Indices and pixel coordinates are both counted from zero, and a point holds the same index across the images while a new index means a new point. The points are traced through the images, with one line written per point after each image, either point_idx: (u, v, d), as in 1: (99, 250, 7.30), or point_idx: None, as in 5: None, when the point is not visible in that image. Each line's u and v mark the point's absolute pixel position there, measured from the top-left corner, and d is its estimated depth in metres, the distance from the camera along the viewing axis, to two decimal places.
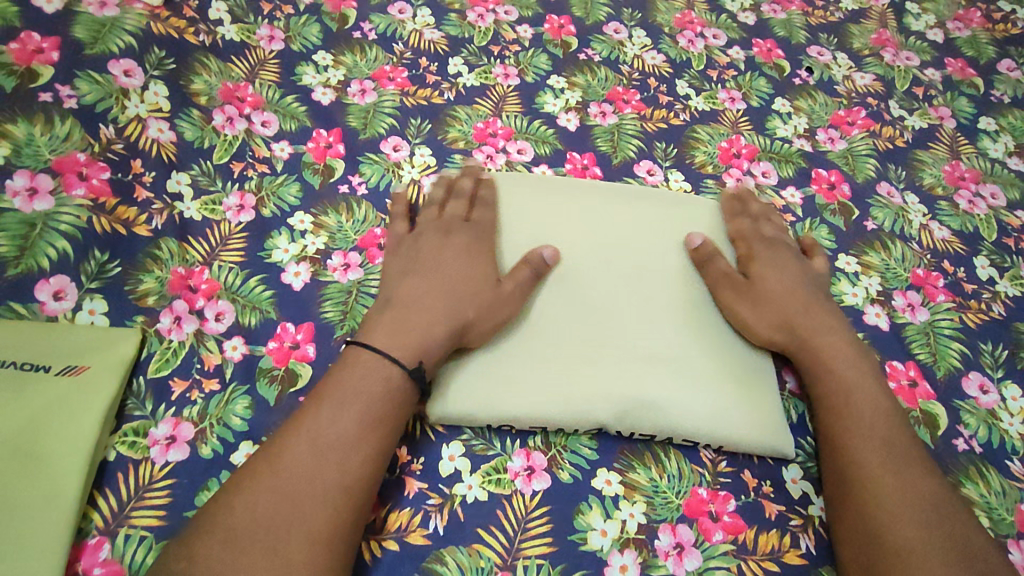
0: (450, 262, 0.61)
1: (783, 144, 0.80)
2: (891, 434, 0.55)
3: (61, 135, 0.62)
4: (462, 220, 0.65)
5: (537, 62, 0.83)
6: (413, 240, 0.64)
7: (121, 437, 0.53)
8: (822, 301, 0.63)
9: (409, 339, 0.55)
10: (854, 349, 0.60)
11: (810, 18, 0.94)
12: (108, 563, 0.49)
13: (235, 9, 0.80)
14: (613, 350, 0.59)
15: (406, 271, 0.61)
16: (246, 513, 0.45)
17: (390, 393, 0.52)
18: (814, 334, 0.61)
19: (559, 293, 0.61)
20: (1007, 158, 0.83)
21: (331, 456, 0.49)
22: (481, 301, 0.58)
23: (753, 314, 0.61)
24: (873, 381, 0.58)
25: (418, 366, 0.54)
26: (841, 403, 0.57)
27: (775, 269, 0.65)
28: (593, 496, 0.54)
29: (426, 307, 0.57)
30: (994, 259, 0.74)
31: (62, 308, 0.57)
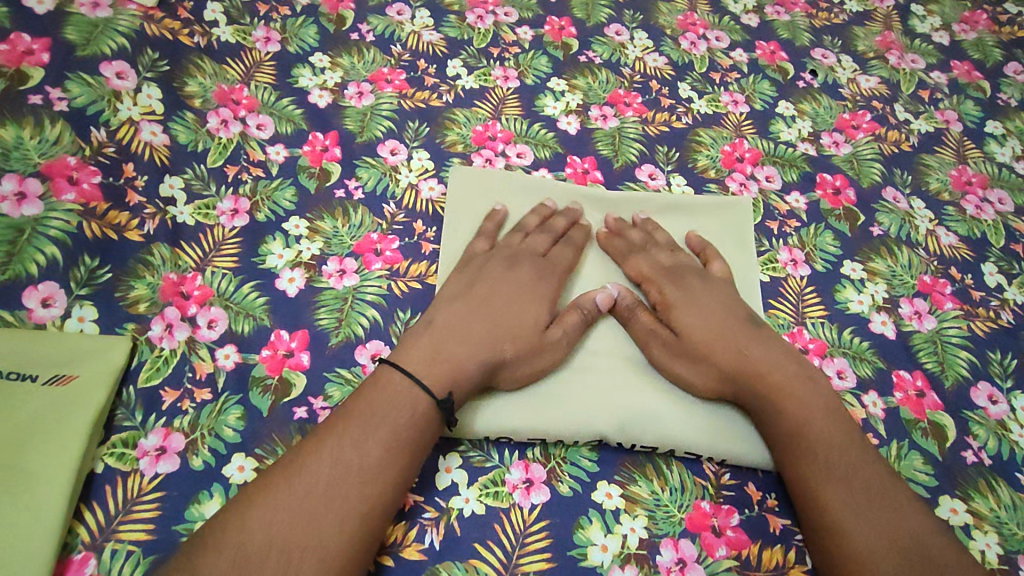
0: (506, 292, 0.58)
1: (787, 148, 0.79)
2: (848, 468, 0.52)
3: (51, 138, 0.61)
4: (538, 255, 0.62)
5: (537, 64, 0.82)
6: (480, 263, 0.61)
7: (109, 449, 0.52)
8: (753, 340, 0.58)
9: (442, 368, 0.52)
10: (804, 383, 0.56)
11: (814, 20, 0.93)
12: None
13: (230, 10, 0.78)
14: (617, 364, 0.58)
15: (458, 295, 0.58)
16: (260, 531, 0.44)
17: (417, 419, 0.50)
18: (759, 378, 0.56)
19: (606, 327, 0.60)
20: (1015, 163, 0.82)
21: (354, 480, 0.47)
22: (524, 345, 0.55)
23: (696, 375, 0.56)
24: (822, 415, 0.55)
25: (447, 398, 0.52)
26: (797, 443, 0.54)
27: (696, 312, 0.59)
28: (593, 510, 0.53)
29: (467, 337, 0.54)
30: (1002, 266, 0.72)
31: (50, 316, 0.56)
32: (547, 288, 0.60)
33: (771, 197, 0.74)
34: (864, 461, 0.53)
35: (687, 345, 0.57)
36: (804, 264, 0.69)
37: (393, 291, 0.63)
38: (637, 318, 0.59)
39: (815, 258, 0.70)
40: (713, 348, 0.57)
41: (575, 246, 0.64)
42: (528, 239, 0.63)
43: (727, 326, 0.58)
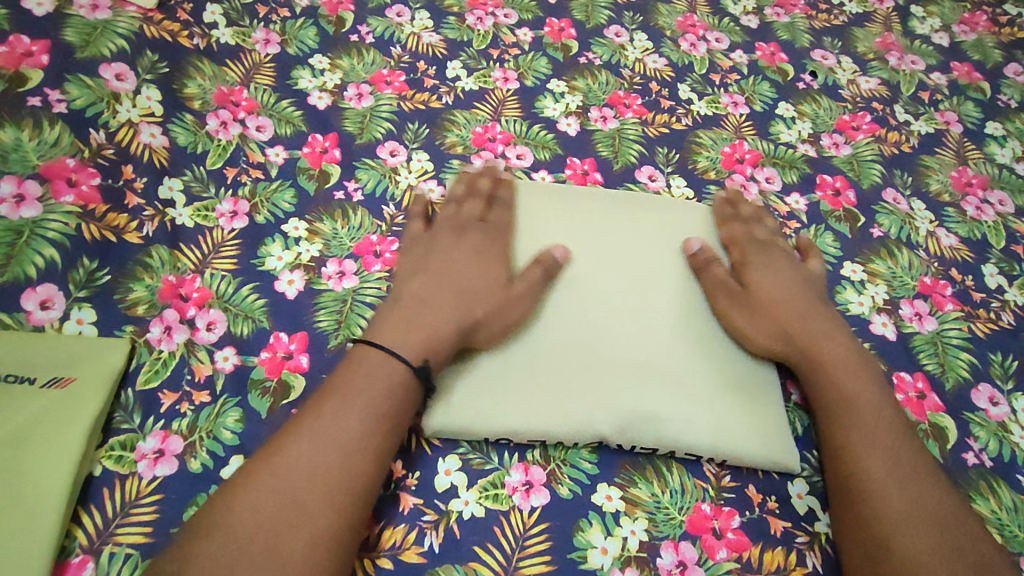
0: (462, 260, 0.61)
1: (787, 149, 0.79)
2: (890, 439, 0.54)
3: (50, 140, 0.61)
4: (477, 221, 0.64)
5: (537, 66, 0.82)
6: (429, 239, 0.64)
7: (107, 451, 0.51)
8: (823, 312, 0.61)
9: (415, 338, 0.54)
10: (855, 358, 0.58)
11: (814, 22, 0.93)
12: None
13: (230, 12, 0.78)
14: (606, 358, 0.57)
15: (415, 271, 0.60)
16: (247, 510, 0.45)
17: (393, 389, 0.52)
18: (812, 341, 0.59)
19: (581, 313, 0.60)
20: (1015, 164, 0.81)
21: (336, 453, 0.48)
22: (491, 302, 0.58)
23: (749, 326, 0.60)
24: (873, 390, 0.56)
25: (424, 363, 0.53)
26: (841, 408, 0.56)
27: (772, 276, 0.63)
28: (593, 512, 0.53)
29: (434, 305, 0.57)
30: (1003, 267, 0.72)
31: (49, 318, 0.56)
32: (499, 251, 0.62)
33: (770, 198, 0.74)
34: (906, 440, 0.54)
35: (752, 302, 0.61)
36: None
37: None
38: (710, 272, 0.63)
39: None
40: (778, 306, 0.60)
41: (508, 207, 0.66)
42: (462, 208, 0.65)
43: (798, 293, 0.62)
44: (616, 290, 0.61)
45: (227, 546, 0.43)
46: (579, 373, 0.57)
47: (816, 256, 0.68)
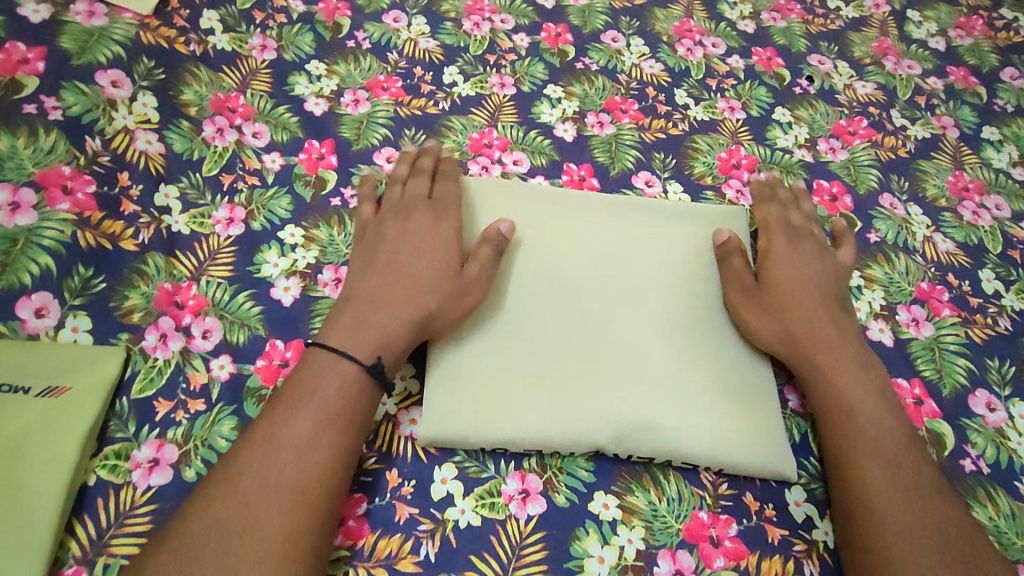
0: (410, 245, 0.60)
1: (783, 154, 0.79)
2: (890, 448, 0.54)
3: (45, 148, 0.61)
4: (423, 202, 0.63)
5: (534, 71, 0.82)
6: (375, 228, 0.62)
7: (101, 461, 0.51)
8: (838, 312, 0.61)
9: (366, 337, 0.54)
10: (861, 363, 0.58)
11: (810, 27, 0.93)
12: None
13: (226, 18, 0.78)
14: (596, 367, 0.57)
15: (367, 263, 0.59)
16: (201, 518, 0.45)
17: (345, 387, 0.51)
18: (822, 340, 0.59)
19: (565, 319, 0.59)
20: (1011, 169, 0.81)
21: (286, 456, 0.48)
22: (444, 292, 0.57)
23: (758, 318, 0.60)
24: (876, 398, 0.56)
25: (377, 361, 0.53)
26: (844, 412, 0.56)
27: (794, 269, 0.63)
28: (590, 521, 0.52)
29: (386, 299, 0.56)
30: (1000, 272, 0.72)
31: (44, 326, 0.55)
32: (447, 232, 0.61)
33: None
34: (908, 449, 0.54)
35: (764, 295, 0.61)
36: None
37: None
38: (727, 264, 0.63)
39: None
40: (793, 299, 0.61)
41: (454, 180, 0.65)
42: (409, 189, 0.64)
43: (811, 289, 0.62)
44: (602, 291, 0.61)
45: (180, 555, 0.43)
46: (574, 378, 0.56)
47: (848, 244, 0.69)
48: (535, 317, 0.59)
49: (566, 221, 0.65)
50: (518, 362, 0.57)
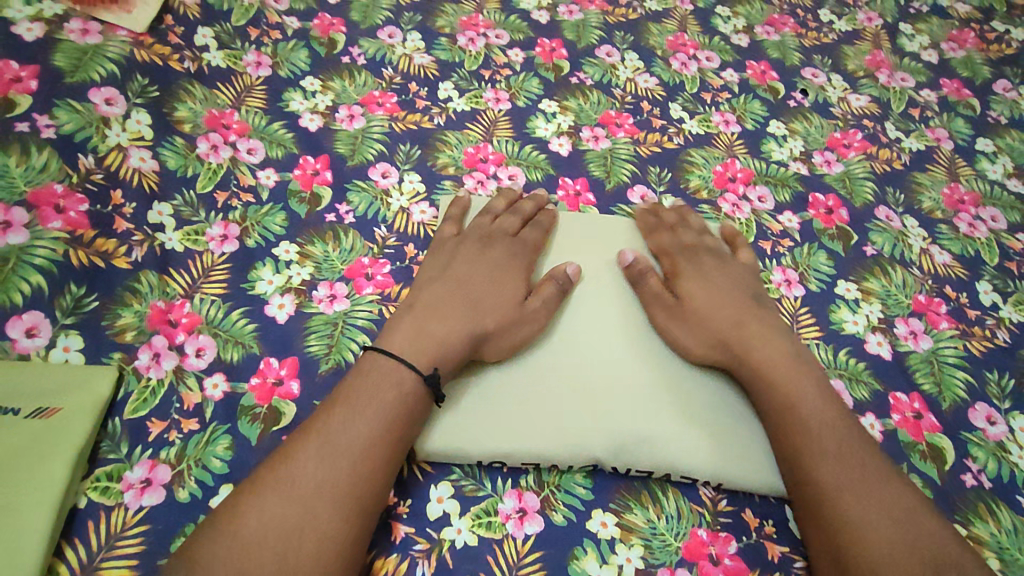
0: (482, 272, 0.61)
1: (779, 167, 0.79)
2: (840, 446, 0.53)
3: (38, 166, 0.61)
4: (508, 234, 0.65)
5: (529, 86, 0.82)
6: (454, 249, 0.63)
7: (92, 482, 0.50)
8: (758, 311, 0.61)
9: (424, 345, 0.54)
10: (795, 359, 0.57)
11: (804, 40, 0.93)
12: None
13: (221, 34, 0.78)
14: (589, 376, 0.57)
15: (433, 279, 0.60)
16: (252, 522, 0.44)
17: (404, 398, 0.51)
18: (750, 345, 0.58)
19: (594, 345, 0.59)
20: (1006, 180, 0.82)
21: (344, 464, 0.48)
22: (503, 316, 0.57)
23: (688, 337, 0.59)
24: (815, 391, 0.56)
25: (433, 371, 0.53)
26: (787, 417, 0.54)
27: (700, 284, 0.62)
28: (588, 540, 0.52)
29: (448, 313, 0.57)
30: (997, 284, 0.72)
31: (34, 346, 0.55)
32: (522, 268, 0.62)
33: (762, 217, 0.74)
34: (858, 442, 0.53)
35: (687, 313, 0.60)
36: (798, 284, 0.69)
37: (384, 315, 0.63)
38: (643, 285, 0.62)
39: (809, 278, 0.70)
40: (708, 314, 0.60)
41: (543, 230, 0.66)
42: (499, 223, 0.65)
43: (731, 300, 0.61)
44: (607, 304, 0.62)
45: (233, 559, 0.43)
46: (568, 380, 0.57)
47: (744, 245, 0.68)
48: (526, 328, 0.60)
49: (585, 238, 0.67)
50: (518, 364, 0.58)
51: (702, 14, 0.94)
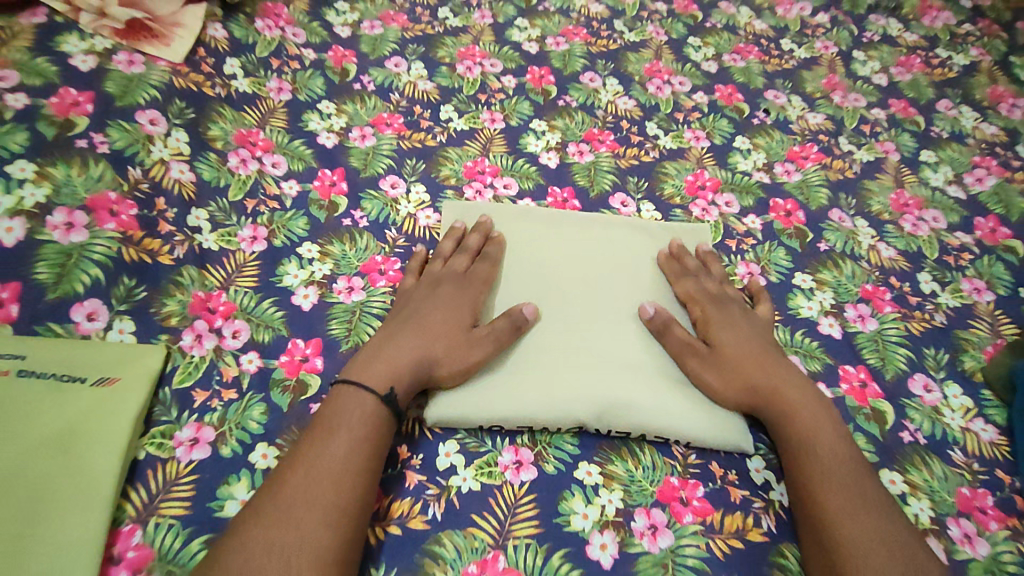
0: (431, 308, 0.66)
1: (743, 176, 0.89)
2: (849, 478, 0.58)
3: (95, 176, 0.69)
4: (458, 274, 0.70)
5: (520, 108, 0.92)
6: (410, 292, 0.69)
7: (149, 439, 0.59)
8: (780, 357, 0.67)
9: (381, 369, 0.60)
10: (814, 401, 0.64)
11: (767, 66, 1.04)
12: (140, 546, 0.54)
13: (246, 64, 0.88)
14: (572, 350, 0.66)
15: (391, 319, 0.66)
16: (254, 542, 0.49)
17: (367, 416, 0.57)
18: (777, 387, 0.64)
19: (575, 324, 0.68)
20: (947, 186, 0.91)
21: (326, 481, 0.53)
22: (452, 347, 0.63)
23: (720, 381, 0.65)
24: (831, 430, 0.61)
25: (390, 392, 0.59)
26: (803, 449, 0.61)
27: (731, 330, 0.68)
28: (575, 485, 0.60)
29: (402, 344, 0.63)
30: (936, 275, 0.81)
31: (94, 328, 0.63)
32: (470, 302, 0.68)
33: (729, 220, 0.83)
34: (863, 475, 0.59)
35: (719, 358, 0.66)
36: (759, 276, 0.79)
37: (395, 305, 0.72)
38: (671, 334, 0.67)
39: (770, 271, 0.79)
40: (737, 358, 0.66)
41: (492, 263, 0.71)
42: (449, 263, 0.71)
43: (757, 348, 0.67)
44: (588, 292, 0.71)
45: None
46: (567, 363, 0.65)
47: (765, 300, 0.74)
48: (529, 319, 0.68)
49: (565, 234, 0.76)
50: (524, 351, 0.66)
51: (676, 44, 1.05)
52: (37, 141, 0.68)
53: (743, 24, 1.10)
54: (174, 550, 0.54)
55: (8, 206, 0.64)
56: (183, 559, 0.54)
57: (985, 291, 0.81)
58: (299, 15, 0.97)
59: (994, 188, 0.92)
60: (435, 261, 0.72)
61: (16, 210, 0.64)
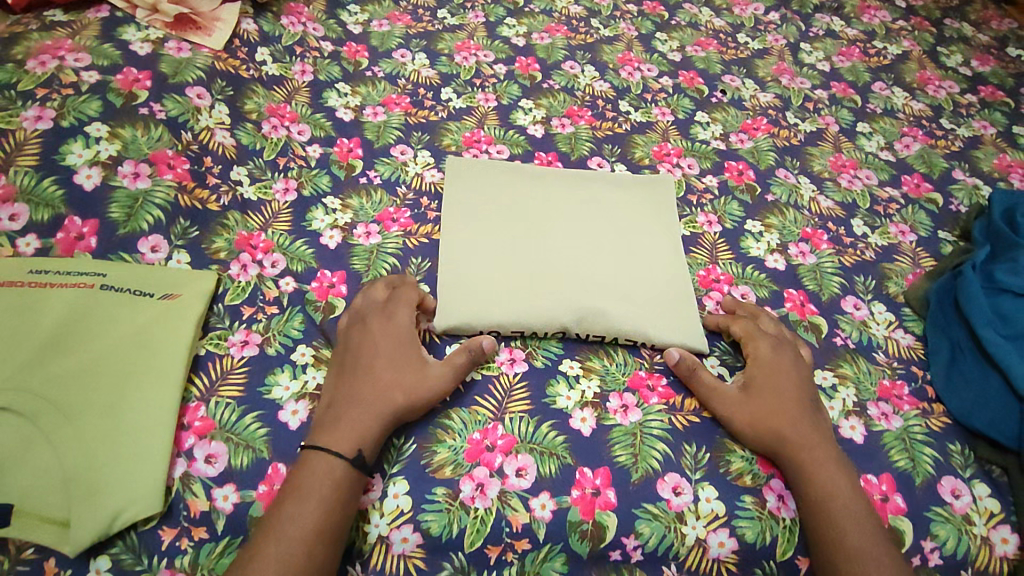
0: (375, 354, 0.69)
1: (702, 144, 1.03)
2: (864, 542, 0.63)
3: (155, 137, 0.82)
4: (387, 312, 0.73)
5: (510, 90, 1.06)
6: (344, 339, 0.72)
7: (208, 340, 0.72)
8: (811, 412, 0.71)
9: (348, 434, 0.63)
10: (832, 457, 0.68)
11: (724, 56, 1.19)
12: (204, 419, 0.67)
13: (275, 52, 1.02)
14: (556, 276, 0.80)
15: (342, 370, 0.69)
16: None
17: (338, 482, 0.61)
18: (803, 441, 0.68)
19: (555, 255, 0.82)
20: (879, 151, 1.06)
21: (300, 546, 0.56)
22: (408, 388, 0.67)
23: (742, 416, 0.70)
24: (846, 489, 0.66)
25: (357, 454, 0.62)
26: (819, 507, 0.65)
27: (772, 375, 0.73)
28: (561, 375, 0.74)
29: (359, 400, 0.66)
30: (868, 221, 0.95)
31: (157, 258, 0.76)
32: (408, 338, 0.72)
33: (690, 179, 0.97)
34: (868, 523, 0.64)
35: (748, 401, 0.71)
36: (716, 224, 0.92)
37: (406, 246, 0.84)
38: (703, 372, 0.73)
39: (725, 219, 0.93)
40: (764, 405, 0.70)
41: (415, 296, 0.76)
42: (374, 303, 0.74)
43: (790, 395, 0.71)
44: (568, 234, 0.85)
45: None
46: (554, 283, 0.79)
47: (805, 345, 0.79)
48: (523, 249, 0.83)
49: (551, 186, 0.91)
50: (519, 273, 0.80)
51: (645, 39, 1.20)
52: (107, 109, 0.81)
53: (704, 21, 1.26)
54: (231, 421, 0.67)
55: (88, 158, 0.77)
56: (239, 428, 0.67)
57: (909, 233, 0.95)
58: (317, 13, 1.11)
59: (919, 153, 1.06)
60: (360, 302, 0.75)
61: (94, 161, 0.78)
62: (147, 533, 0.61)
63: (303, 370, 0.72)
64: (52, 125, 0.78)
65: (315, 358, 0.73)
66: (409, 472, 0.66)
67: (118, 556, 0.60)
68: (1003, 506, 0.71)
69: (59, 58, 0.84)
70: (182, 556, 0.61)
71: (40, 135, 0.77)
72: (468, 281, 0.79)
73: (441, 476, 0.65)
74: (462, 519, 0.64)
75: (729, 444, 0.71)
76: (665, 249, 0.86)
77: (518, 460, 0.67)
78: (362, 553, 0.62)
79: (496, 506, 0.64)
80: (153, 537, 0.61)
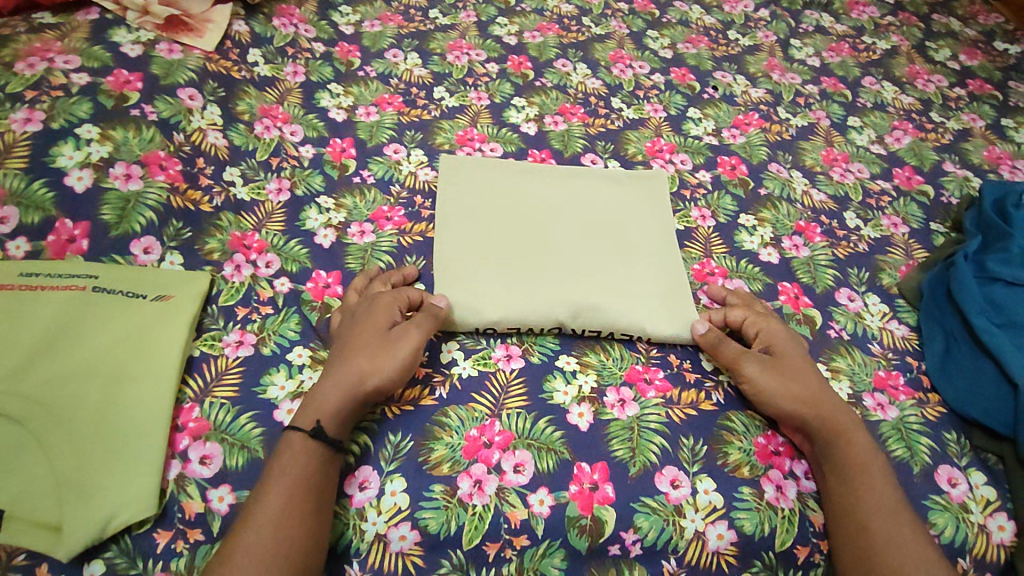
0: (351, 331, 0.70)
1: (694, 140, 1.03)
2: (892, 504, 0.65)
3: (147, 138, 0.82)
4: (371, 296, 0.73)
5: (503, 88, 1.06)
6: (339, 326, 0.72)
7: (202, 341, 0.72)
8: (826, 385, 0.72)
9: (309, 409, 0.64)
10: (857, 425, 0.69)
11: (715, 52, 1.20)
12: (199, 419, 0.66)
13: (266, 53, 1.02)
14: (554, 271, 0.80)
15: (332, 354, 0.69)
16: None
17: (296, 456, 0.61)
18: (833, 408, 0.69)
19: (550, 251, 0.83)
20: (870, 145, 1.06)
21: (266, 529, 0.57)
22: (369, 357, 0.66)
23: (778, 387, 0.70)
24: (872, 454, 0.68)
25: (314, 425, 0.62)
26: (850, 474, 0.66)
27: (789, 351, 0.74)
28: (557, 370, 0.74)
29: (327, 376, 0.66)
30: (860, 214, 0.96)
31: (150, 260, 0.76)
32: (385, 312, 0.71)
33: (683, 174, 0.97)
34: (890, 486, 0.66)
35: (778, 369, 0.71)
36: (710, 218, 0.92)
37: (400, 244, 0.84)
38: (728, 344, 0.74)
39: (719, 214, 0.93)
40: (795, 374, 0.71)
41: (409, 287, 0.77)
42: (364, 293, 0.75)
43: (809, 369, 0.73)
44: (565, 228, 0.85)
45: None
46: (550, 278, 0.79)
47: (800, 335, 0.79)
48: (517, 244, 0.83)
49: (545, 182, 0.91)
50: (513, 269, 0.80)
51: (636, 36, 1.21)
52: (98, 110, 0.81)
53: (695, 19, 1.27)
54: (225, 422, 0.67)
55: (79, 159, 0.77)
56: (233, 429, 0.66)
57: (901, 225, 0.95)
58: (309, 15, 1.11)
59: (910, 146, 1.07)
60: (352, 293, 0.76)
61: (85, 162, 0.77)
62: (142, 537, 0.61)
63: (299, 369, 0.71)
64: (43, 127, 0.77)
65: (311, 358, 0.73)
66: (406, 469, 0.65)
67: (112, 561, 0.59)
68: (999, 493, 0.71)
69: (49, 60, 0.83)
70: (178, 558, 0.60)
71: (30, 137, 0.76)
72: (462, 279, 0.79)
73: (438, 473, 0.65)
74: (461, 516, 0.63)
75: (727, 436, 0.71)
76: (659, 243, 0.86)
77: (515, 456, 0.67)
78: (359, 552, 0.62)
79: (494, 502, 0.64)
80: (148, 540, 0.60)
